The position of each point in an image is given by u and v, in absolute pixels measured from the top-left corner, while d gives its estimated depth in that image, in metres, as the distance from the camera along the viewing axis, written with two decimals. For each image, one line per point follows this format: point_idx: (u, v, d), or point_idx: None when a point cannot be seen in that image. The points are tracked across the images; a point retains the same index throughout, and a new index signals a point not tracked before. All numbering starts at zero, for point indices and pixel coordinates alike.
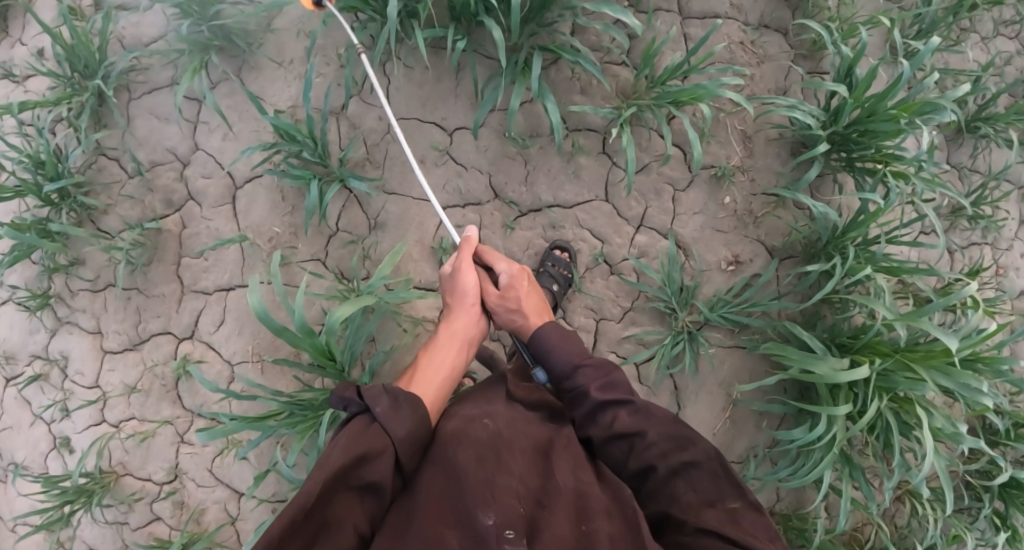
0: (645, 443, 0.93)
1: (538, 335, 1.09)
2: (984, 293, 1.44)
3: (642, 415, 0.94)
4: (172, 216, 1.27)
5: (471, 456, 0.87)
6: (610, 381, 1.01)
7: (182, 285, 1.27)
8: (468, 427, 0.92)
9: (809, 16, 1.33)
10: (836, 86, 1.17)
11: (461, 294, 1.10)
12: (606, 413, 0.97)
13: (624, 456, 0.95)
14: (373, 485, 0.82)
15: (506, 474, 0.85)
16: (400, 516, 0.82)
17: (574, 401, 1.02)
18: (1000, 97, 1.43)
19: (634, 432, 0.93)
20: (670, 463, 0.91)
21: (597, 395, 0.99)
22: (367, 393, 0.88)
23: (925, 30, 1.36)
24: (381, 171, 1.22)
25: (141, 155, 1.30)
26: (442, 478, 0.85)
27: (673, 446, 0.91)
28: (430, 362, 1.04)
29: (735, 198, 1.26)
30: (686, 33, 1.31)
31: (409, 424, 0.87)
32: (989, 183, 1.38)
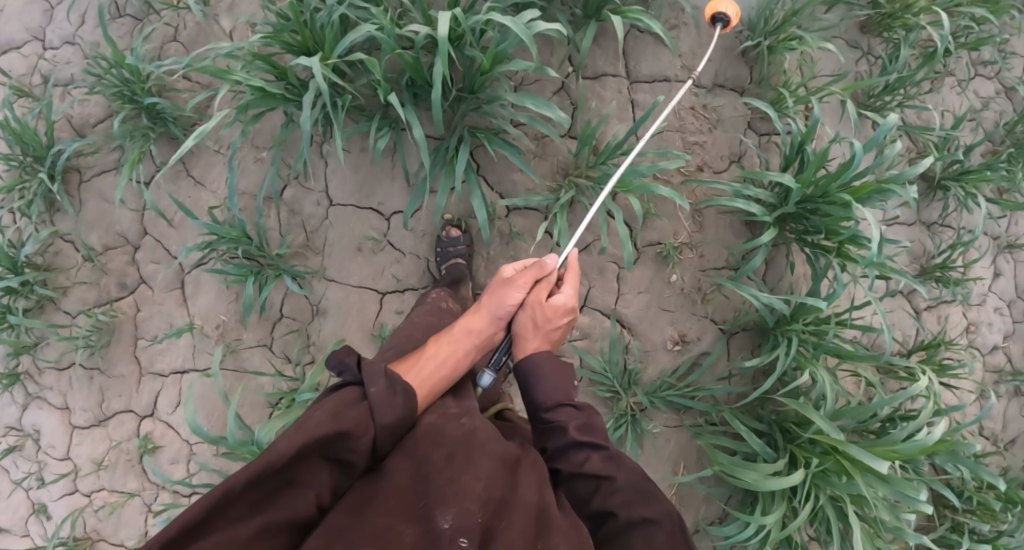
0: (612, 488, 0.83)
1: (533, 360, 0.96)
2: (956, 352, 1.40)
3: (617, 462, 0.84)
4: (126, 299, 1.32)
5: (445, 453, 0.82)
6: (594, 421, 0.88)
7: (139, 366, 1.32)
8: (447, 424, 0.87)
9: (765, 76, 1.26)
10: (782, 174, 1.11)
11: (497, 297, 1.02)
12: (580, 451, 0.86)
13: (588, 495, 0.84)
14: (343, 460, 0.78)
15: (475, 477, 0.80)
16: (359, 497, 0.78)
17: (547, 432, 0.90)
18: (973, 149, 1.37)
19: (604, 476, 0.82)
20: (631, 515, 0.80)
21: (575, 433, 0.87)
22: (365, 368, 0.84)
23: (892, 85, 1.29)
24: (321, 257, 1.23)
25: (94, 239, 1.33)
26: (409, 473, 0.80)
27: (638, 498, 0.81)
28: (437, 353, 0.97)
29: (682, 276, 1.23)
30: (633, 100, 1.26)
31: (396, 411, 0.82)
32: (958, 243, 1.33)
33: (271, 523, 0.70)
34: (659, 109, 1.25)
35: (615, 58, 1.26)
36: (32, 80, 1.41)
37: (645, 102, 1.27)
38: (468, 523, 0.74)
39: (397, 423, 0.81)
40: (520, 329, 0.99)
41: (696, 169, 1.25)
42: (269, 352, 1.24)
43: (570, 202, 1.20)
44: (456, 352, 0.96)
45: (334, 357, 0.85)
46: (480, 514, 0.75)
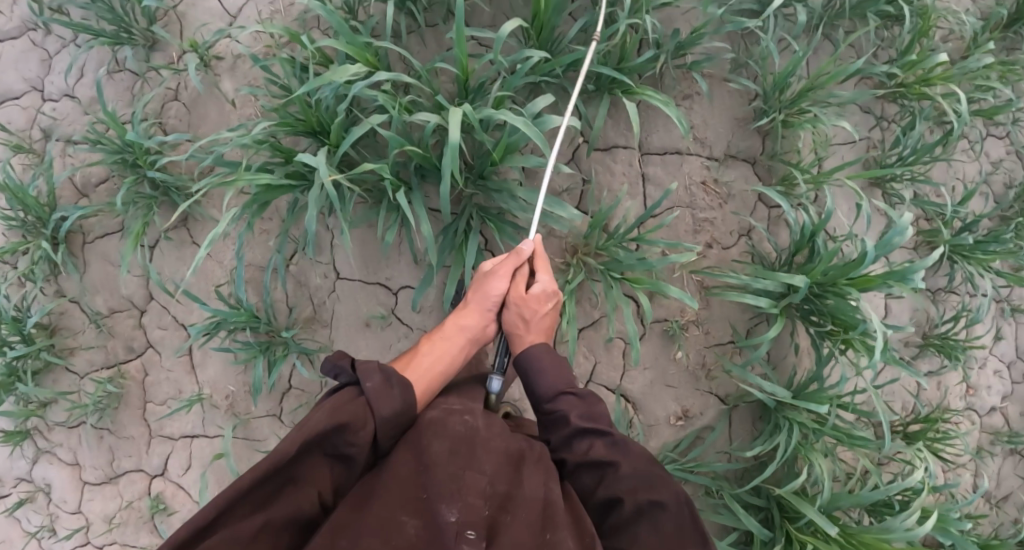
0: (617, 476, 0.87)
1: (529, 355, 1.01)
2: (957, 416, 1.41)
3: (621, 449, 0.88)
4: (133, 362, 1.33)
5: (446, 447, 0.84)
6: (595, 412, 0.92)
7: (149, 428, 1.33)
8: (448, 419, 0.89)
9: (778, 151, 1.26)
10: (793, 276, 1.10)
11: (481, 292, 1.06)
12: (583, 442, 0.90)
13: (593, 484, 0.88)
14: (347, 456, 0.81)
15: (478, 471, 0.82)
16: (365, 491, 0.81)
17: (550, 424, 0.94)
18: (982, 218, 1.37)
19: (608, 463, 0.86)
20: (637, 501, 0.84)
21: (577, 422, 0.91)
22: (361, 367, 0.88)
23: (906, 158, 1.29)
24: (328, 329, 1.23)
25: (99, 302, 1.33)
26: (412, 467, 0.83)
27: (642, 484, 0.85)
28: (430, 351, 1.02)
29: (687, 353, 1.25)
30: (644, 174, 1.24)
31: (395, 405, 0.86)
32: (964, 313, 1.34)
33: (277, 518, 0.75)
34: (670, 183, 1.24)
35: (627, 130, 1.24)
36: (31, 135, 1.39)
37: (656, 176, 1.25)
38: (472, 517, 0.77)
39: (396, 416, 0.84)
40: (508, 325, 1.03)
41: (705, 245, 1.25)
42: (279, 422, 1.26)
43: (580, 283, 1.20)
44: (446, 351, 1.01)
45: (331, 361, 0.89)
46: (484, 508, 0.78)
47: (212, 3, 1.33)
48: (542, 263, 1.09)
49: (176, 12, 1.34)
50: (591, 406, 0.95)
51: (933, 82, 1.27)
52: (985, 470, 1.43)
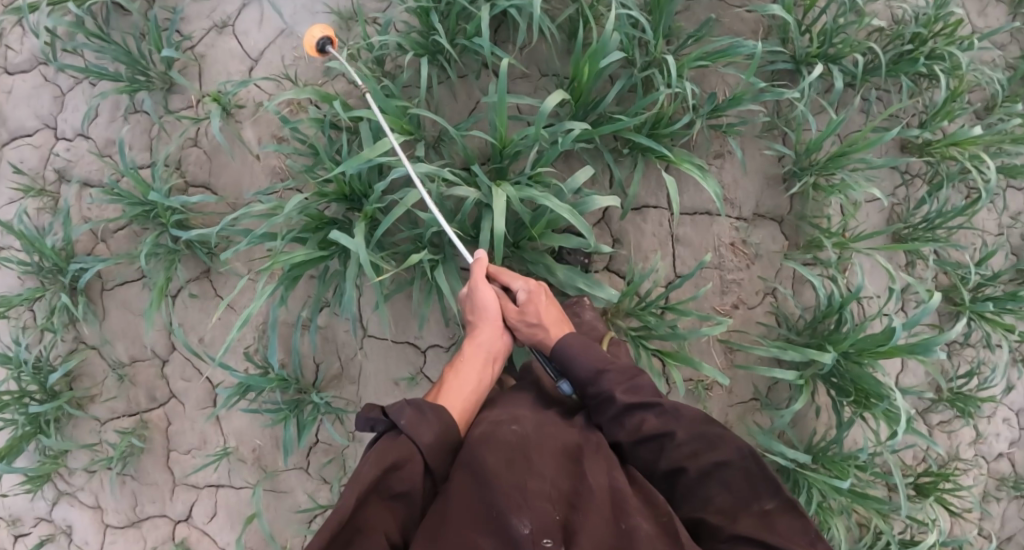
0: (676, 444, 0.88)
1: (556, 348, 1.01)
2: (967, 463, 1.45)
3: (672, 415, 0.89)
4: (157, 410, 1.32)
5: (501, 458, 0.85)
6: (635, 384, 0.93)
7: (173, 475, 1.32)
8: (496, 430, 0.90)
9: (806, 212, 1.26)
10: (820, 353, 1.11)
11: (479, 308, 1.06)
12: (633, 417, 0.91)
13: (655, 456, 0.89)
14: (405, 493, 0.81)
15: (537, 478, 0.83)
16: (435, 523, 0.81)
17: (598, 410, 0.95)
18: (1002, 276, 1.39)
19: (663, 435, 0.88)
20: (701, 465, 0.86)
21: (622, 398, 0.92)
22: (390, 406, 0.87)
23: (933, 219, 1.29)
24: (356, 385, 1.24)
25: (121, 350, 1.32)
26: (473, 484, 0.83)
27: (703, 445, 0.86)
28: (454, 379, 1.00)
29: (711, 411, 1.27)
30: (675, 234, 1.24)
31: (436, 431, 0.86)
32: (979, 368, 1.37)
33: None
34: (698, 245, 1.24)
35: (657, 190, 1.24)
36: (46, 176, 1.35)
37: (686, 236, 1.25)
38: (543, 522, 0.78)
39: (439, 440, 0.84)
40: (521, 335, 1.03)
41: (732, 306, 1.25)
42: (306, 473, 1.27)
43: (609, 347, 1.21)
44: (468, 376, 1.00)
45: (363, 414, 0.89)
46: (554, 512, 0.80)
47: (232, 46, 1.29)
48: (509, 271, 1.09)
49: (194, 53, 1.30)
50: (632, 379, 0.96)
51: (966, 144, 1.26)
52: (990, 515, 1.47)
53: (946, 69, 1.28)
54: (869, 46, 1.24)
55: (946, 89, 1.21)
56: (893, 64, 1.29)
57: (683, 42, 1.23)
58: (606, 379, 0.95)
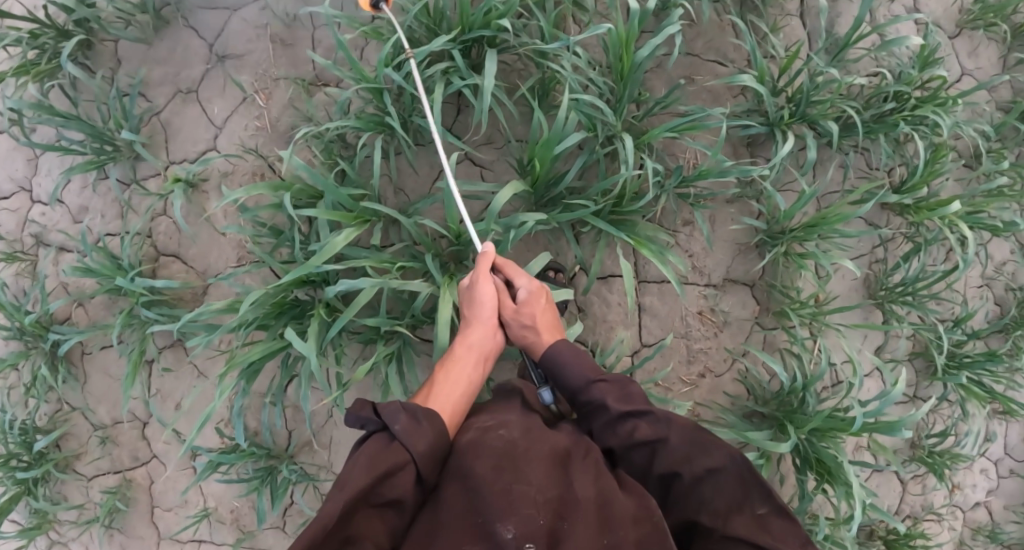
0: (669, 451, 0.88)
1: (548, 352, 1.00)
2: (943, 518, 1.44)
3: (665, 422, 0.89)
4: (139, 469, 1.35)
5: (489, 464, 0.84)
6: (629, 391, 0.93)
7: (158, 532, 1.36)
8: (486, 437, 0.90)
9: (777, 279, 1.25)
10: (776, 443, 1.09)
11: (475, 306, 1.03)
12: (626, 423, 0.91)
13: (647, 462, 0.89)
14: (394, 501, 0.79)
15: (524, 483, 0.82)
16: (423, 533, 0.80)
17: (590, 416, 0.95)
18: (978, 336, 1.37)
19: (657, 441, 0.88)
20: (695, 469, 0.86)
21: (615, 406, 0.92)
22: (382, 410, 0.86)
23: (907, 284, 1.27)
24: (328, 452, 1.27)
25: (103, 412, 1.35)
26: (463, 493, 0.82)
27: (696, 450, 0.86)
28: (443, 381, 0.98)
29: None
30: (641, 304, 1.23)
31: (429, 440, 0.84)
32: (954, 427, 1.36)
33: None
34: (665, 315, 1.24)
35: (623, 260, 1.23)
36: (23, 242, 1.37)
37: (652, 305, 1.24)
38: (530, 528, 0.77)
39: (431, 449, 0.83)
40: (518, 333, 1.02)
41: (699, 376, 1.24)
42: (283, 534, 1.30)
43: None
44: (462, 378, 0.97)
45: (353, 415, 0.87)
46: (540, 517, 0.78)
47: (197, 113, 1.30)
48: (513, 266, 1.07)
49: (160, 120, 1.31)
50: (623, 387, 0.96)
51: (946, 208, 1.23)
52: None
53: (925, 129, 1.26)
54: (846, 108, 1.21)
55: (922, 156, 1.18)
56: (870, 124, 1.26)
57: (649, 109, 1.19)
58: (599, 387, 0.95)
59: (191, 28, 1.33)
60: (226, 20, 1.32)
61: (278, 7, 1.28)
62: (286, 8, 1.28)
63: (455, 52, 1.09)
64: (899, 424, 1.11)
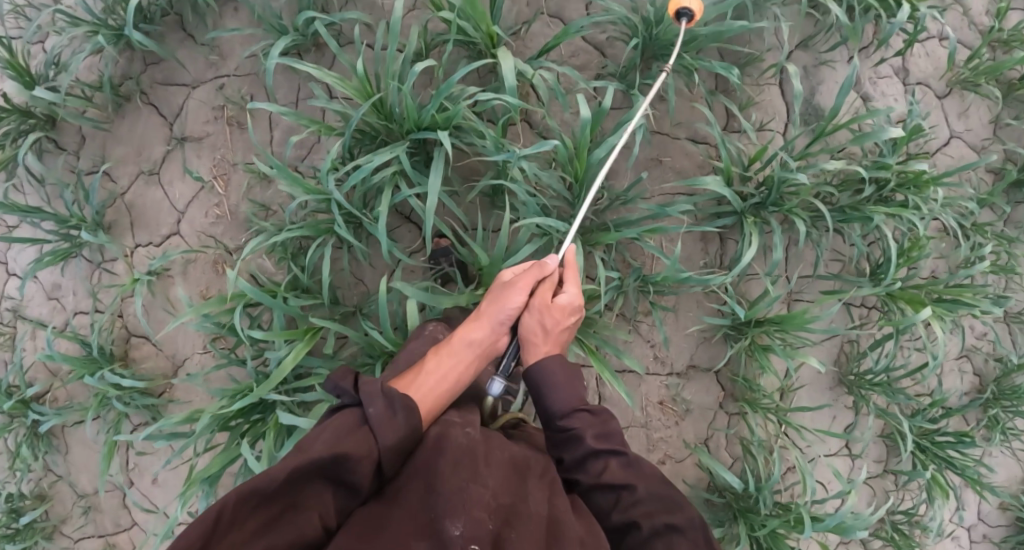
0: (633, 499, 0.85)
1: (543, 367, 0.95)
2: None
3: (635, 469, 0.87)
4: (121, 536, 1.38)
5: (451, 462, 0.81)
6: (608, 429, 0.91)
7: None
8: (452, 432, 0.87)
9: (741, 367, 1.23)
10: None
11: (500, 302, 1.01)
12: (596, 461, 0.88)
13: (607, 507, 0.86)
14: (348, 484, 0.75)
15: (481, 486, 0.79)
16: (372, 519, 0.75)
17: (562, 444, 0.92)
18: (952, 417, 1.35)
19: (624, 486, 0.84)
20: (655, 523, 0.81)
21: (591, 442, 0.89)
22: (365, 390, 0.83)
23: (877, 371, 1.25)
24: None
25: (84, 481, 1.38)
26: (421, 488, 0.79)
27: (661, 505, 0.83)
28: (435, 370, 0.96)
29: None
30: (602, 394, 1.24)
31: (403, 430, 0.81)
32: (925, 508, 1.34)
33: (278, 544, 0.67)
34: (626, 405, 1.24)
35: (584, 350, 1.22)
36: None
37: (614, 394, 1.24)
38: (478, 530, 0.73)
39: (402, 443, 0.79)
40: (525, 333, 0.98)
41: (659, 463, 1.25)
42: None
43: None
44: (455, 368, 0.95)
45: (333, 384, 0.86)
46: (490, 522, 0.75)
47: (158, 195, 1.30)
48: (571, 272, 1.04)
49: (123, 202, 1.32)
50: (603, 424, 0.93)
51: (919, 312, 1.18)
52: None
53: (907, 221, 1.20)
54: (815, 199, 1.17)
55: (892, 270, 1.13)
56: (842, 209, 1.22)
57: (610, 204, 1.16)
58: (579, 415, 0.92)
59: (153, 106, 1.33)
60: (187, 98, 1.32)
61: (237, 88, 1.28)
62: (245, 89, 1.28)
63: (401, 155, 1.07)
64: (855, 532, 1.10)
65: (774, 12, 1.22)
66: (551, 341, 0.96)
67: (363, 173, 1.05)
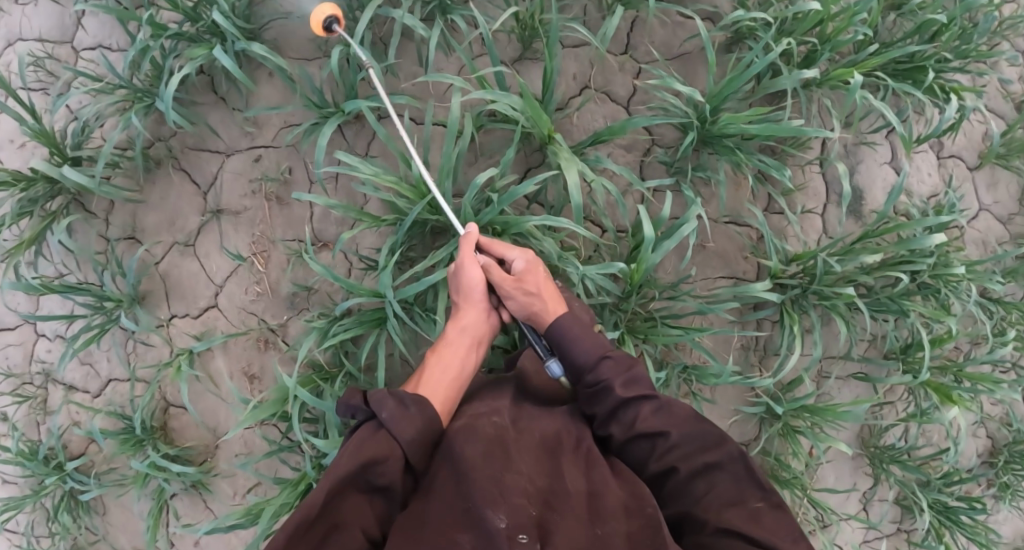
0: (668, 445, 0.92)
1: (555, 327, 1.04)
2: None
3: (665, 412, 0.94)
4: None
5: (482, 451, 0.89)
6: (635, 376, 0.97)
7: None
8: (477, 423, 0.95)
9: (772, 446, 1.27)
10: None
11: (467, 289, 1.07)
12: (628, 410, 0.96)
13: (646, 455, 0.94)
14: (383, 488, 0.84)
15: (517, 473, 0.86)
16: (410, 519, 0.83)
17: (596, 396, 0.99)
18: (968, 483, 1.40)
19: (659, 434, 0.92)
20: (692, 465, 0.91)
21: (619, 392, 0.96)
22: (373, 399, 0.90)
23: (901, 447, 1.30)
24: None
25: (124, 541, 1.37)
26: (455, 480, 0.86)
27: (696, 444, 0.91)
28: (438, 363, 1.04)
29: None
30: None
31: (418, 424, 0.89)
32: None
33: None
34: None
35: None
36: (30, 376, 1.37)
37: None
38: (520, 516, 0.81)
39: (420, 434, 0.88)
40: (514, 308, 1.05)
41: None
42: None
43: None
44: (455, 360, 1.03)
45: (344, 403, 0.92)
46: (531, 507, 0.82)
47: (195, 267, 1.29)
48: (500, 241, 1.11)
49: (158, 272, 1.30)
50: (629, 369, 1.00)
51: (947, 408, 1.22)
52: None
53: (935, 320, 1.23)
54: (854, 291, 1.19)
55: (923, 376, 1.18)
56: (878, 296, 1.25)
57: (656, 295, 1.17)
58: (605, 367, 0.99)
59: (185, 173, 1.30)
60: (221, 164, 1.29)
61: (274, 161, 1.26)
62: (283, 163, 1.25)
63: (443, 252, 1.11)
64: None
65: (823, 102, 1.23)
66: (549, 300, 1.04)
67: (423, 283, 1.06)
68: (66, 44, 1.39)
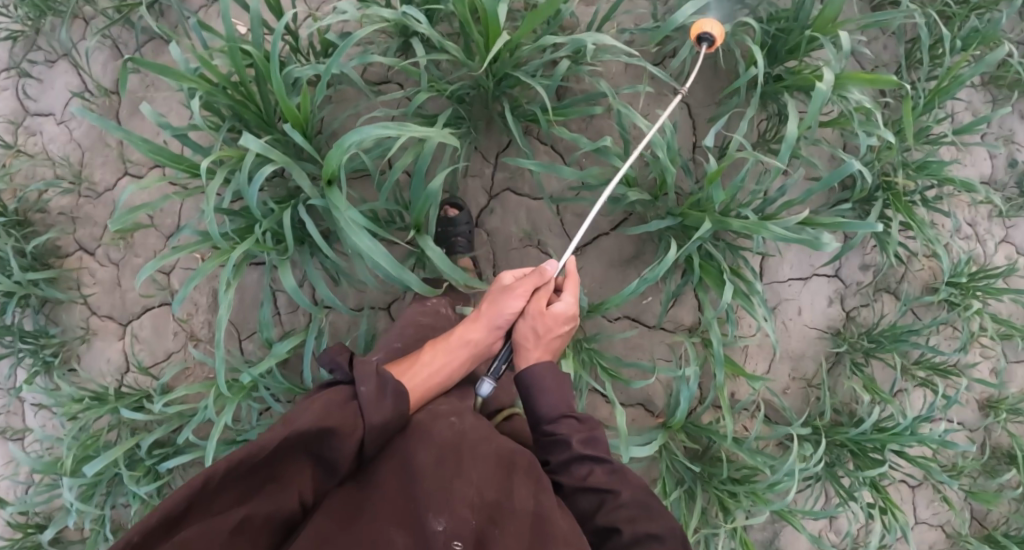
0: (617, 503, 0.81)
1: (534, 368, 0.91)
2: None
3: (620, 474, 0.82)
4: None
5: (436, 458, 0.78)
6: (595, 436, 0.86)
7: None
8: (434, 424, 0.84)
9: None
10: None
11: (495, 307, 0.97)
12: (582, 467, 0.84)
13: (592, 509, 0.82)
14: (331, 460, 0.75)
15: (466, 482, 0.75)
16: (350, 500, 0.74)
17: (548, 447, 0.88)
18: None
19: (608, 488, 0.81)
20: (635, 530, 0.78)
21: (576, 447, 0.84)
22: (359, 370, 0.84)
23: None
24: None
25: None
26: (402, 477, 0.77)
27: (643, 511, 0.79)
28: (429, 356, 0.97)
29: None
30: None
31: (387, 412, 0.80)
32: None
33: (258, 515, 0.67)
34: None
35: None
36: None
37: None
38: (459, 527, 0.70)
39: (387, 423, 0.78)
40: (516, 335, 0.94)
41: None
42: None
43: None
44: (448, 363, 0.95)
45: (329, 357, 0.86)
46: (472, 518, 0.72)
47: None
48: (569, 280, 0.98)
49: None
50: (592, 431, 0.88)
51: None
52: None
53: None
54: None
55: None
56: None
57: None
58: (566, 422, 0.88)
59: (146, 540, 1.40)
60: None
61: None
62: None
63: None
64: None
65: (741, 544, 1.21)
66: (545, 354, 0.92)
67: None
68: (9, 395, 1.38)
